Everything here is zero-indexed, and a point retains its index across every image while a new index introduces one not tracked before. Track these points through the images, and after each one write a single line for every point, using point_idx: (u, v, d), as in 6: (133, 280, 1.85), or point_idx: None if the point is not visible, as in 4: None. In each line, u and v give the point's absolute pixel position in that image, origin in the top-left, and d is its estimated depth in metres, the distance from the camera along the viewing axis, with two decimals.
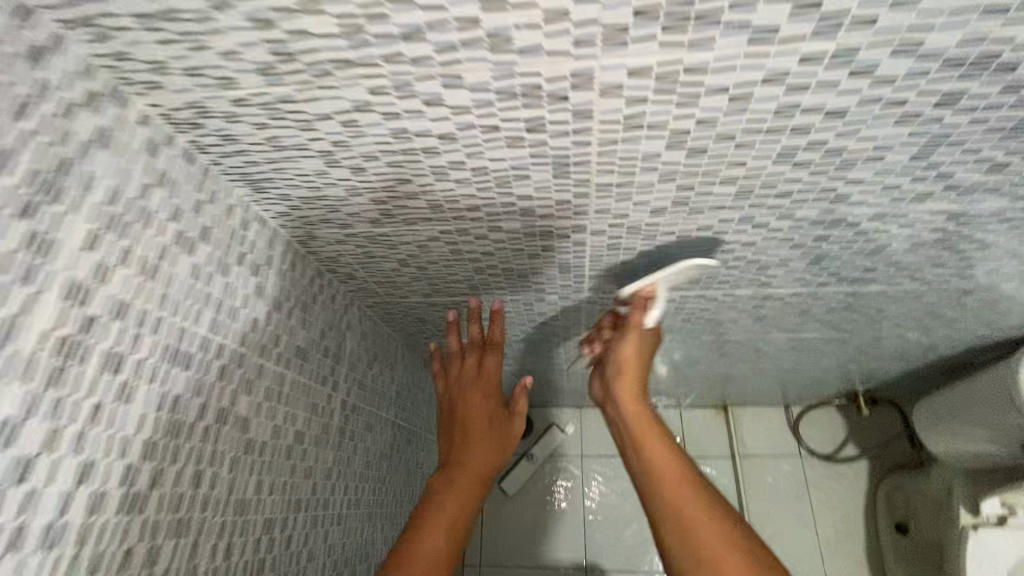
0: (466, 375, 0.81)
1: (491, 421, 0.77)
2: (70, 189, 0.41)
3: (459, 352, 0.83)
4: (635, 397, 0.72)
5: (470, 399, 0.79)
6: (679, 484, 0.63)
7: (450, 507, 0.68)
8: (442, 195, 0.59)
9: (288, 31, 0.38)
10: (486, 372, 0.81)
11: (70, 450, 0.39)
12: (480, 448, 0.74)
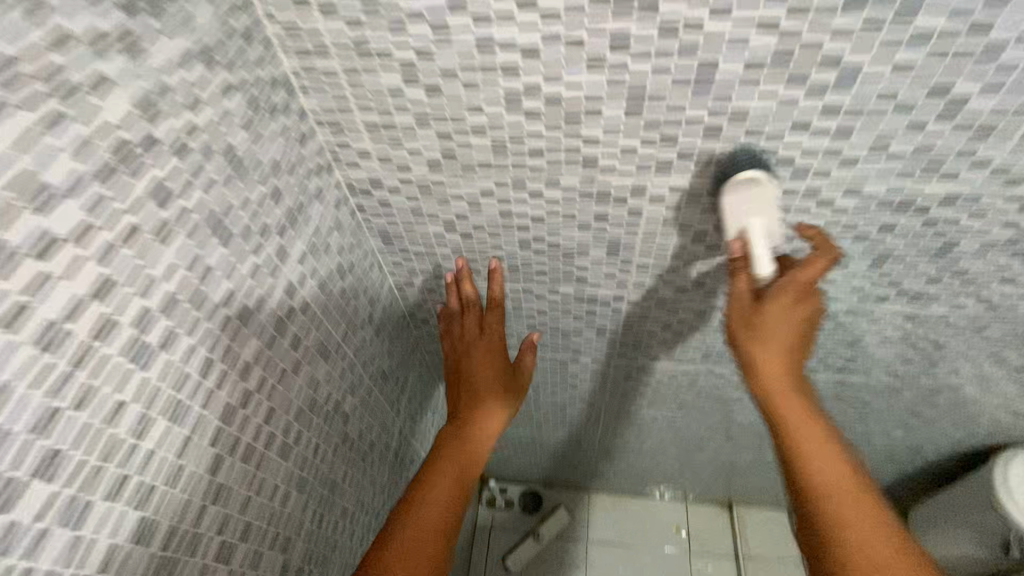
0: (468, 337, 0.84)
1: (496, 376, 0.82)
2: (301, 222, 0.62)
3: (460, 311, 0.84)
4: (783, 395, 0.59)
5: (475, 356, 0.83)
6: (837, 477, 0.56)
7: (454, 462, 0.72)
8: (521, 260, 0.80)
9: (461, 142, 0.62)
10: (489, 330, 0.84)
11: (268, 394, 0.57)
12: (486, 401, 0.79)
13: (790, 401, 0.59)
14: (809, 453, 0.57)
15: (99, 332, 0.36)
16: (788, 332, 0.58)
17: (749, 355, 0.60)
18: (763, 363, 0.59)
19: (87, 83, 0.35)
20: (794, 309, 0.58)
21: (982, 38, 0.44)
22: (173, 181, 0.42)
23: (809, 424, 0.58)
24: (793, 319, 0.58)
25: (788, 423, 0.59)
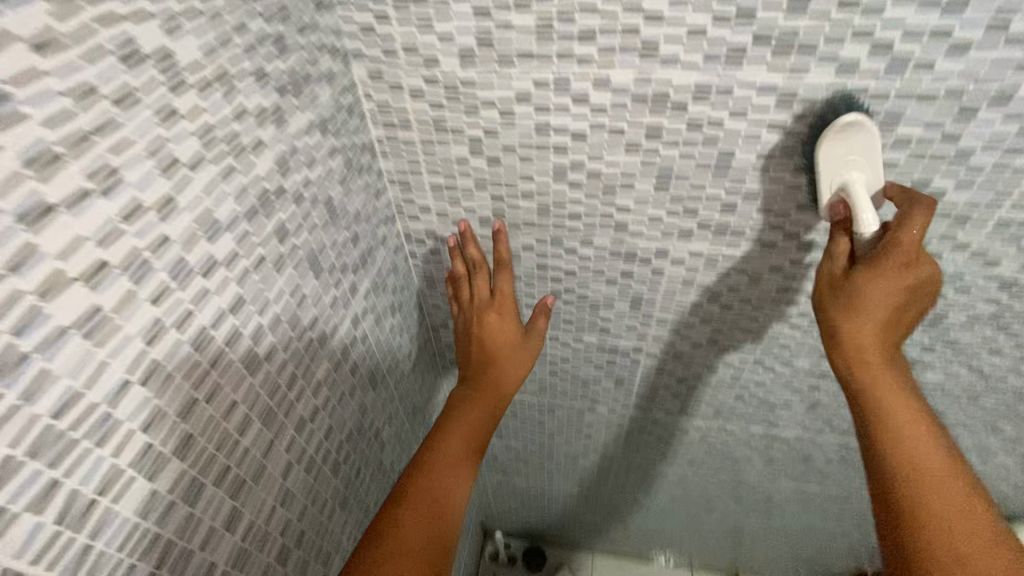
0: (481, 303, 0.77)
1: (511, 342, 0.76)
2: (367, 265, 0.71)
3: (467, 276, 0.78)
4: (879, 379, 0.54)
5: (487, 321, 0.76)
6: (942, 475, 0.49)
7: (463, 426, 0.66)
8: (551, 309, 0.88)
9: (510, 203, 0.73)
10: (501, 295, 0.77)
11: (328, 413, 0.64)
12: (501, 364, 0.74)
13: (891, 385, 0.53)
14: (908, 441, 0.50)
15: (230, 341, 0.45)
16: (891, 305, 0.53)
17: (850, 333, 0.55)
18: (864, 340, 0.54)
19: (251, 145, 0.45)
20: (902, 275, 0.52)
21: (952, 145, 0.55)
22: (291, 222, 0.52)
23: (913, 414, 0.52)
24: (897, 288, 0.52)
25: (888, 410, 0.52)
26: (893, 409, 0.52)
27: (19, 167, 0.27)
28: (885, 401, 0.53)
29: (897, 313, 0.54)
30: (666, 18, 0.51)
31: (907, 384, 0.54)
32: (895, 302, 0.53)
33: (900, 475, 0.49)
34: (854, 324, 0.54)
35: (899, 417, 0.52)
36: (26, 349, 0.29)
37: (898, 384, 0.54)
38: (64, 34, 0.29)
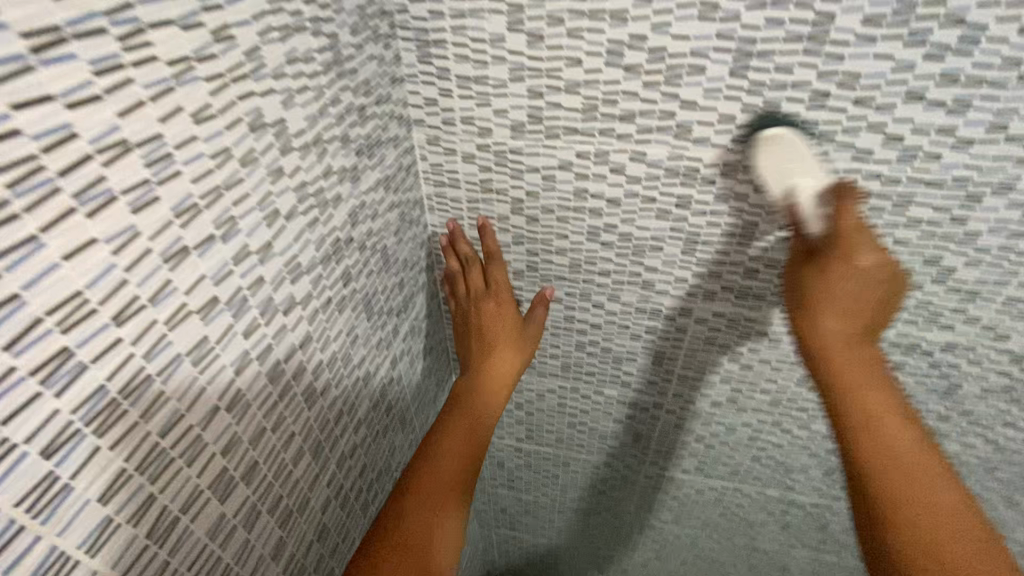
0: (477, 294, 0.77)
1: (511, 328, 0.76)
2: (407, 310, 0.76)
3: (462, 271, 0.78)
4: (846, 378, 0.50)
5: (486, 312, 0.76)
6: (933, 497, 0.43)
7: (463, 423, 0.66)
8: (574, 361, 0.91)
9: (544, 258, 0.77)
10: (497, 286, 0.77)
11: (363, 451, 0.66)
12: (499, 352, 0.74)
13: (866, 383, 0.49)
14: (891, 454, 0.45)
15: (296, 375, 0.48)
16: (847, 294, 0.51)
17: (812, 329, 0.53)
18: (828, 337, 0.52)
19: (331, 200, 0.50)
20: (849, 263, 0.51)
21: (960, 227, 0.60)
22: (354, 267, 0.57)
23: (890, 417, 0.47)
24: (851, 277, 0.51)
25: (857, 413, 0.48)
26: (871, 412, 0.47)
27: (171, 215, 0.32)
28: (849, 405, 0.48)
29: (861, 301, 0.52)
30: (700, 105, 0.57)
31: (889, 378, 0.50)
32: (850, 291, 0.51)
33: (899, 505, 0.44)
34: (819, 319, 0.52)
35: (875, 423, 0.47)
36: (151, 371, 0.32)
37: (880, 380, 0.49)
38: (215, 108, 0.34)
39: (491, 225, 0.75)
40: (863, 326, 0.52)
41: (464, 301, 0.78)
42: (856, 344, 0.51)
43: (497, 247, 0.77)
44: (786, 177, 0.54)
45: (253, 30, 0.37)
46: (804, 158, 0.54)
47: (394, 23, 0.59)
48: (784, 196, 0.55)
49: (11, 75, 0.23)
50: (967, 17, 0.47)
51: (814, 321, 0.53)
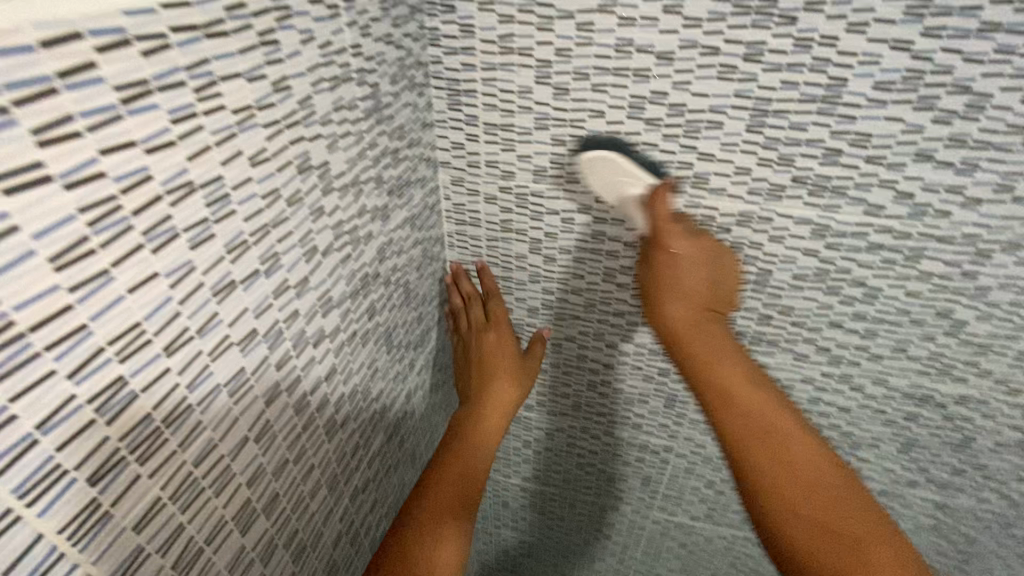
0: (478, 325, 0.77)
1: (511, 358, 0.74)
2: (423, 345, 0.77)
3: (465, 307, 0.80)
4: (715, 362, 0.52)
5: (487, 343, 0.75)
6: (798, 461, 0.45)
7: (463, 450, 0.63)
8: (585, 400, 0.91)
9: (560, 297, 0.79)
10: (496, 317, 0.77)
11: (374, 485, 0.66)
12: (499, 383, 0.72)
13: (720, 362, 0.51)
14: (757, 429, 0.47)
15: (319, 407, 0.49)
16: (693, 283, 0.55)
17: (663, 315, 0.56)
18: (676, 322, 0.54)
19: (363, 237, 0.52)
20: (683, 250, 0.55)
21: (970, 281, 0.61)
22: (378, 301, 0.58)
23: (754, 393, 0.49)
24: (677, 262, 0.55)
25: (727, 392, 0.49)
26: (730, 390, 0.49)
27: (223, 251, 0.33)
28: (723, 384, 0.50)
29: (711, 286, 0.56)
30: (717, 157, 0.60)
31: (716, 351, 0.52)
32: (702, 282, 0.56)
33: (765, 476, 0.45)
34: (664, 303, 0.56)
35: (735, 401, 0.49)
36: (192, 400, 0.33)
37: (709, 354, 0.52)
38: (269, 152, 0.36)
39: (489, 266, 0.79)
40: (699, 306, 0.55)
41: (466, 334, 0.79)
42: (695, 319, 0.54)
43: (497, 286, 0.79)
44: (614, 188, 0.61)
45: (307, 81, 0.39)
46: (624, 169, 0.60)
47: (428, 73, 0.63)
48: (616, 202, 0.63)
49: (103, 125, 0.25)
50: (973, 85, 0.50)
51: (657, 309, 0.56)
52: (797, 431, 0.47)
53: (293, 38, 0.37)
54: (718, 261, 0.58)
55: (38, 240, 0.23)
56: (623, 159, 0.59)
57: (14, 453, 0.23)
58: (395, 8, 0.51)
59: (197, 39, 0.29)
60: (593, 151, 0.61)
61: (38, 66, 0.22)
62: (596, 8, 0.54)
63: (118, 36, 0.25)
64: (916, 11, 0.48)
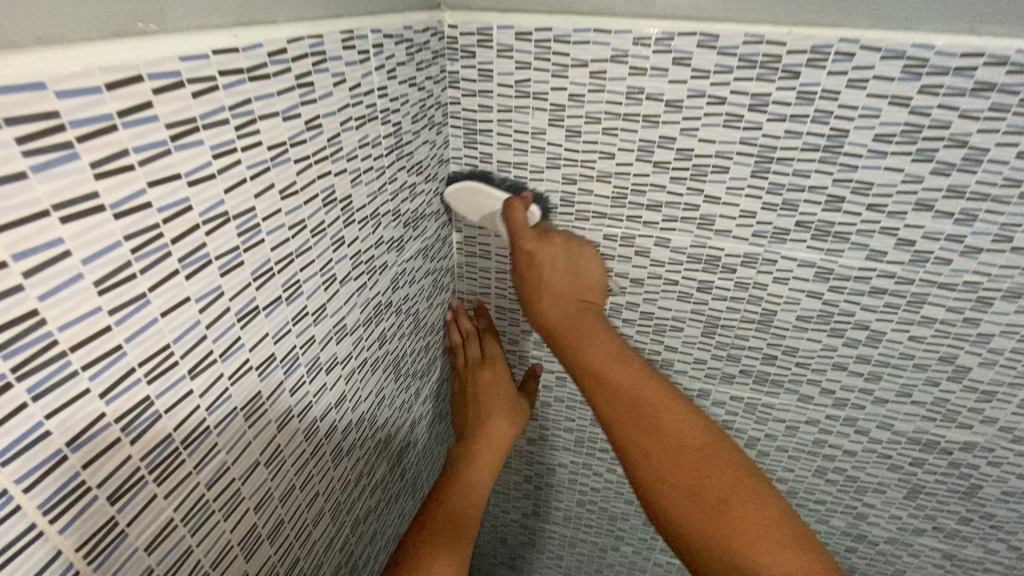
0: (473, 364, 0.77)
1: (504, 398, 0.74)
2: (428, 375, 0.77)
3: (461, 344, 0.79)
4: (591, 352, 0.58)
5: (482, 384, 0.74)
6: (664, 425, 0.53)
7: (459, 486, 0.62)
8: (588, 435, 0.91)
9: None
10: (491, 357, 0.77)
11: (374, 516, 0.65)
12: (494, 425, 0.70)
13: (602, 351, 0.58)
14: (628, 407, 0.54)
15: (327, 434, 0.49)
16: (551, 279, 0.61)
17: (542, 319, 0.62)
18: (559, 321, 0.61)
19: (378, 266, 0.54)
20: (538, 248, 0.61)
21: (972, 328, 0.62)
22: (389, 329, 0.59)
23: (633, 374, 0.56)
24: (547, 260, 0.61)
25: (605, 377, 0.56)
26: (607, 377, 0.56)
27: (249, 278, 0.35)
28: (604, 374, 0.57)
29: (568, 280, 0.62)
30: (722, 200, 0.62)
31: (601, 344, 0.58)
32: (560, 280, 0.62)
33: (633, 448, 0.53)
34: (539, 308, 0.62)
35: (609, 385, 0.56)
36: (210, 422, 0.34)
37: (591, 345, 0.58)
38: (298, 186, 0.38)
39: (488, 306, 0.81)
40: (572, 299, 0.61)
41: (460, 372, 0.78)
42: (577, 313, 0.61)
43: (490, 322, 0.81)
44: (478, 209, 0.68)
45: (337, 120, 0.42)
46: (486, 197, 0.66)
47: (447, 112, 0.66)
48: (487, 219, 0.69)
49: (153, 158, 0.27)
50: (969, 140, 0.52)
51: (540, 312, 0.62)
52: (665, 397, 0.54)
53: (326, 81, 0.40)
54: (574, 253, 0.63)
55: (87, 264, 0.24)
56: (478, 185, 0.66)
57: (46, 467, 0.24)
58: (419, 53, 0.54)
59: (241, 81, 0.32)
60: (458, 185, 0.68)
61: (103, 105, 0.24)
62: (608, 57, 0.57)
63: (173, 79, 0.27)
64: (912, 70, 0.50)
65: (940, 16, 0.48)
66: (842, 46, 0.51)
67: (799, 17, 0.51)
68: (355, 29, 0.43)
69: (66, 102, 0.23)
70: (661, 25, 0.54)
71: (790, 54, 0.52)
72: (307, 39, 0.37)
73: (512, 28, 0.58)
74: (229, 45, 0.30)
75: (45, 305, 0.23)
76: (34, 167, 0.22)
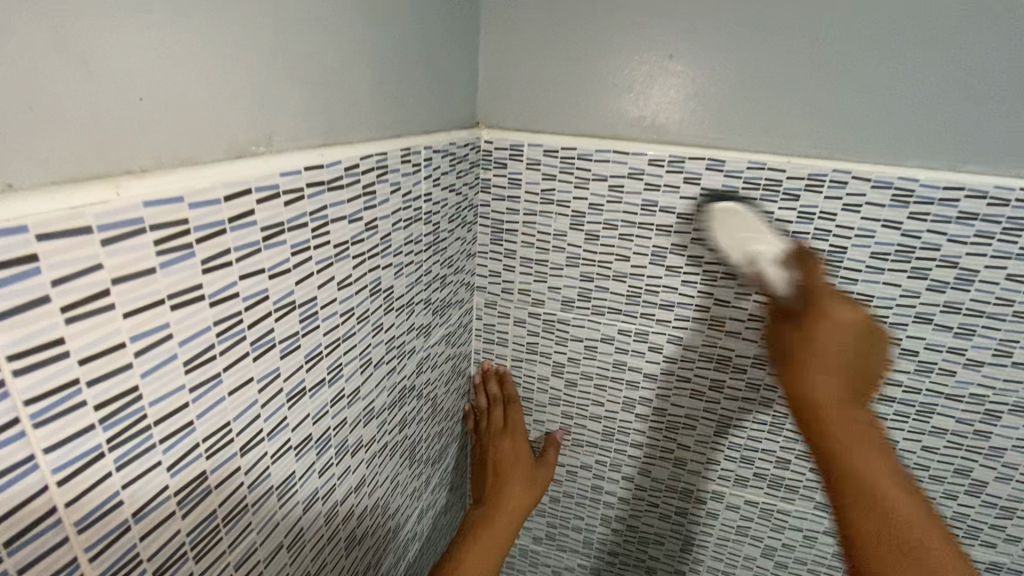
0: (497, 431, 0.79)
1: (524, 468, 0.75)
2: (439, 466, 0.77)
3: (486, 410, 0.82)
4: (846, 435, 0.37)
5: (502, 449, 0.77)
6: (861, 475, 0.35)
7: (480, 536, 0.61)
8: (597, 536, 0.88)
9: (578, 422, 0.80)
10: (512, 425, 0.79)
11: None
12: (516, 491, 0.71)
13: (854, 417, 0.38)
14: (892, 541, 0.34)
15: (345, 518, 0.49)
16: (835, 376, 0.40)
17: (806, 392, 0.40)
18: (819, 396, 0.39)
19: (407, 350, 0.57)
20: (843, 319, 0.42)
21: (984, 440, 0.62)
22: (410, 413, 0.61)
23: (888, 473, 0.36)
24: (842, 333, 0.41)
25: (856, 471, 0.36)
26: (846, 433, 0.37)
27: (301, 361, 0.38)
28: (853, 459, 0.36)
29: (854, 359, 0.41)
30: (732, 303, 0.66)
31: (861, 425, 0.38)
32: (849, 351, 0.41)
33: None
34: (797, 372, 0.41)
35: (881, 502, 0.35)
36: (250, 499, 0.35)
37: (857, 435, 0.37)
38: (352, 277, 0.42)
39: (512, 374, 0.81)
40: (851, 382, 0.40)
41: (484, 436, 0.81)
42: (849, 402, 0.39)
43: (514, 391, 0.81)
44: (735, 240, 0.53)
45: (389, 221, 0.47)
46: (759, 226, 0.52)
47: (477, 213, 0.72)
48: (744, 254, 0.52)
49: (247, 256, 0.31)
50: (960, 261, 0.56)
51: (806, 338, 0.42)
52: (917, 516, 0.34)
53: (386, 189, 0.46)
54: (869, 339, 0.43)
55: (182, 345, 0.28)
56: (747, 215, 0.53)
57: (111, 537, 0.26)
58: (459, 164, 0.61)
59: (322, 191, 0.37)
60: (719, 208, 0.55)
61: (219, 213, 0.29)
62: (626, 173, 0.63)
63: (271, 191, 0.32)
64: (901, 199, 0.55)
65: (919, 155, 0.54)
66: (835, 174, 0.57)
67: (796, 150, 0.58)
68: (412, 147, 0.49)
69: (195, 210, 0.27)
70: (673, 150, 0.61)
71: (790, 179, 0.58)
72: (374, 155, 0.43)
73: (541, 146, 0.65)
74: (316, 162, 0.36)
75: (145, 382, 0.26)
76: (161, 264, 0.26)
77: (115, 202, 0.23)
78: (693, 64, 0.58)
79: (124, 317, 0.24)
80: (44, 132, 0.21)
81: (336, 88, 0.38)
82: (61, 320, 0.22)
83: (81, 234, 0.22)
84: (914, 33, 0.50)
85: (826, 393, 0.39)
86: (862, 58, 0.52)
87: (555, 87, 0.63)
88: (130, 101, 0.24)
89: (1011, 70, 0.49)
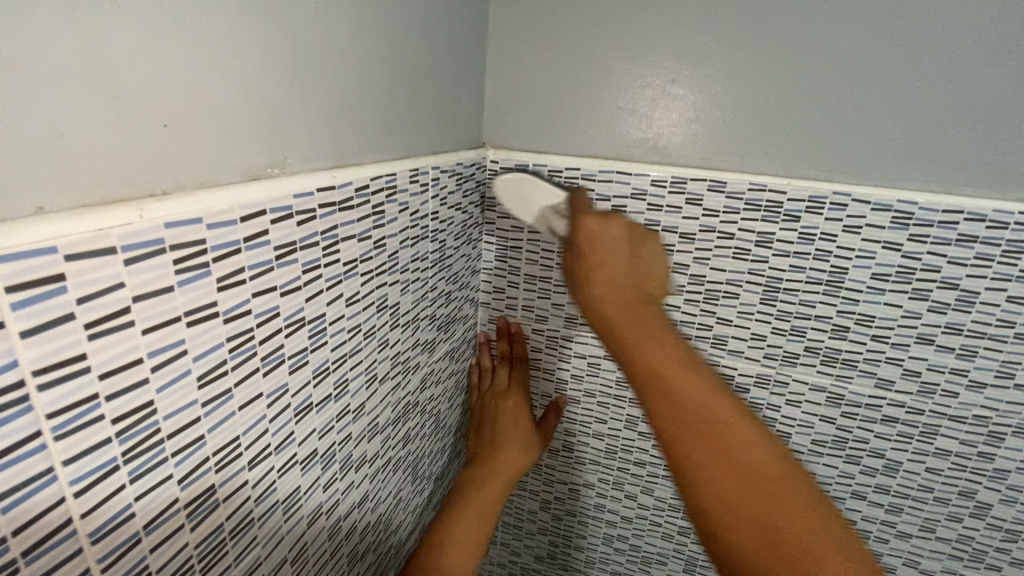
0: (498, 390, 0.76)
1: (522, 425, 0.72)
2: (440, 484, 0.77)
3: (491, 370, 0.78)
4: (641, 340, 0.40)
5: (501, 406, 0.74)
6: (655, 366, 0.38)
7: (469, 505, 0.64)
8: (599, 555, 0.87)
9: (581, 440, 0.80)
10: (517, 385, 0.75)
11: None
12: (512, 449, 0.70)
13: (633, 316, 0.42)
14: (693, 424, 0.36)
15: (347, 533, 0.49)
16: (616, 286, 0.43)
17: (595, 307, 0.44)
18: (615, 311, 0.42)
19: (412, 367, 0.57)
20: (605, 228, 0.45)
21: (987, 462, 0.62)
22: (414, 429, 0.61)
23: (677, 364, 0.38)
24: (608, 247, 0.45)
25: (643, 358, 0.39)
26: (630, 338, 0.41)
27: (309, 377, 0.38)
28: (643, 352, 0.39)
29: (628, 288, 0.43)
30: (734, 321, 0.66)
31: (649, 325, 0.41)
32: (618, 268, 0.44)
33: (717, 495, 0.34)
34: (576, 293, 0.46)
35: (672, 393, 0.37)
36: (256, 513, 0.36)
37: (643, 329, 0.40)
38: (360, 294, 0.43)
39: (525, 333, 0.76)
40: (636, 297, 0.43)
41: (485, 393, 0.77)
42: (640, 304, 0.42)
43: (523, 351, 0.76)
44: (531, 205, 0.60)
45: (397, 240, 0.48)
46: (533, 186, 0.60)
47: (482, 230, 0.73)
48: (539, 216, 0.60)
49: (259, 275, 0.32)
50: (960, 283, 0.56)
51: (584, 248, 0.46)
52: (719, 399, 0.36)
53: (394, 208, 0.47)
54: (639, 244, 0.47)
55: (195, 361, 0.29)
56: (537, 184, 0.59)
57: (122, 549, 0.26)
58: (465, 183, 0.62)
59: (333, 212, 0.38)
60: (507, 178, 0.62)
61: (234, 233, 0.30)
62: (629, 194, 0.64)
63: (284, 212, 0.33)
64: (901, 221, 0.56)
65: (918, 179, 0.55)
66: (836, 197, 0.57)
67: (795, 172, 0.58)
68: (420, 167, 0.50)
69: (212, 231, 0.28)
70: (675, 171, 0.62)
71: (791, 202, 0.59)
72: (384, 176, 0.44)
73: (546, 166, 0.67)
74: (328, 183, 0.37)
75: (159, 398, 0.27)
76: (179, 283, 0.27)
77: (137, 224, 0.24)
78: (695, 88, 0.59)
79: (142, 333, 0.25)
80: (76, 156, 0.23)
81: (349, 112, 0.40)
82: (83, 337, 0.23)
83: (105, 255, 0.23)
84: (912, 63, 0.51)
85: (615, 304, 0.42)
86: (860, 85, 0.54)
87: (560, 109, 0.65)
88: (155, 128, 0.26)
89: (1006, 98, 0.50)
